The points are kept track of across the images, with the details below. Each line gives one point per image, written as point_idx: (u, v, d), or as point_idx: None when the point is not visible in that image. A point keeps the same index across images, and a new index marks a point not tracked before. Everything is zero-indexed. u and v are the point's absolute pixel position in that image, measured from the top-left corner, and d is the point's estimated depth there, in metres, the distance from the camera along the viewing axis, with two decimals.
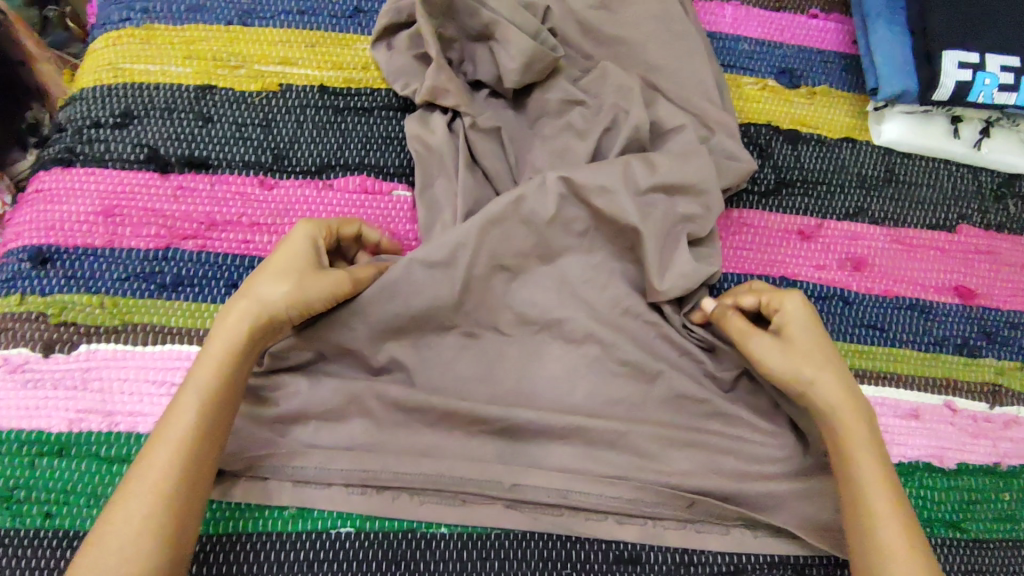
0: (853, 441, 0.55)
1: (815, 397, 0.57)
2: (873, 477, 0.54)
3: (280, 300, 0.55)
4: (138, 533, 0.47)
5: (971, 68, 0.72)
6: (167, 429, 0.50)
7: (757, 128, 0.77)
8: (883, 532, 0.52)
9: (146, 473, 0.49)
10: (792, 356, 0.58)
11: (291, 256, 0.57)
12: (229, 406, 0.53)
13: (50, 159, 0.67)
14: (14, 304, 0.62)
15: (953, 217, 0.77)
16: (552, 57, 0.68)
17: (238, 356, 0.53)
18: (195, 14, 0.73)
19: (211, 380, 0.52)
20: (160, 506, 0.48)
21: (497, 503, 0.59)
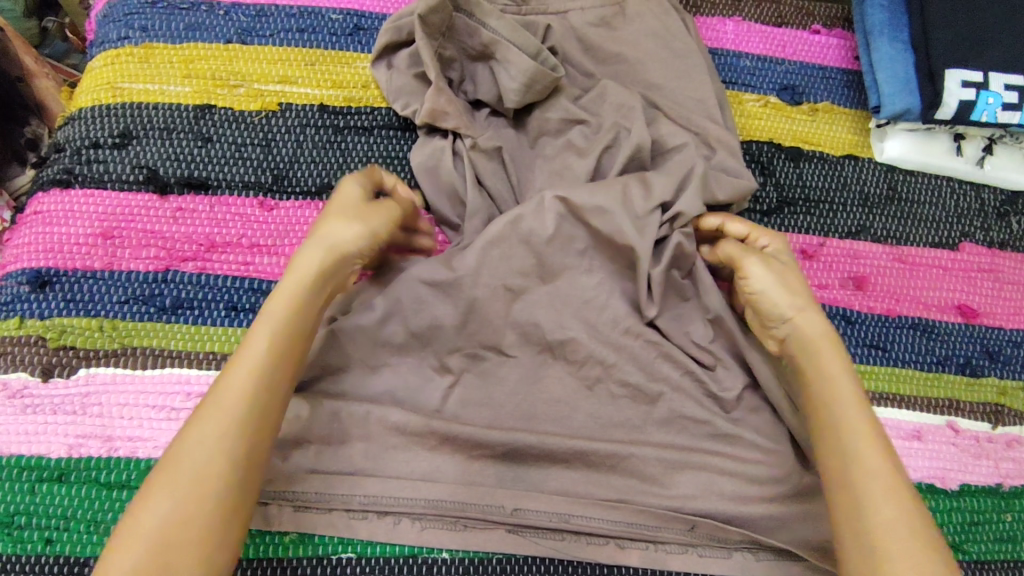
0: (828, 365, 0.56)
1: (797, 323, 0.59)
2: (851, 396, 0.55)
3: (349, 239, 0.56)
4: (210, 457, 0.47)
5: (974, 87, 0.72)
6: (240, 358, 0.50)
7: (758, 145, 0.77)
8: (858, 451, 0.52)
9: (223, 399, 0.48)
10: (783, 287, 0.60)
11: (357, 203, 0.59)
12: (303, 336, 0.53)
13: (48, 180, 0.67)
14: (14, 328, 0.62)
15: (955, 235, 0.76)
16: (553, 77, 0.67)
17: (313, 294, 0.54)
18: (193, 32, 0.72)
19: (280, 313, 0.52)
20: (230, 429, 0.48)
21: (499, 528, 0.59)
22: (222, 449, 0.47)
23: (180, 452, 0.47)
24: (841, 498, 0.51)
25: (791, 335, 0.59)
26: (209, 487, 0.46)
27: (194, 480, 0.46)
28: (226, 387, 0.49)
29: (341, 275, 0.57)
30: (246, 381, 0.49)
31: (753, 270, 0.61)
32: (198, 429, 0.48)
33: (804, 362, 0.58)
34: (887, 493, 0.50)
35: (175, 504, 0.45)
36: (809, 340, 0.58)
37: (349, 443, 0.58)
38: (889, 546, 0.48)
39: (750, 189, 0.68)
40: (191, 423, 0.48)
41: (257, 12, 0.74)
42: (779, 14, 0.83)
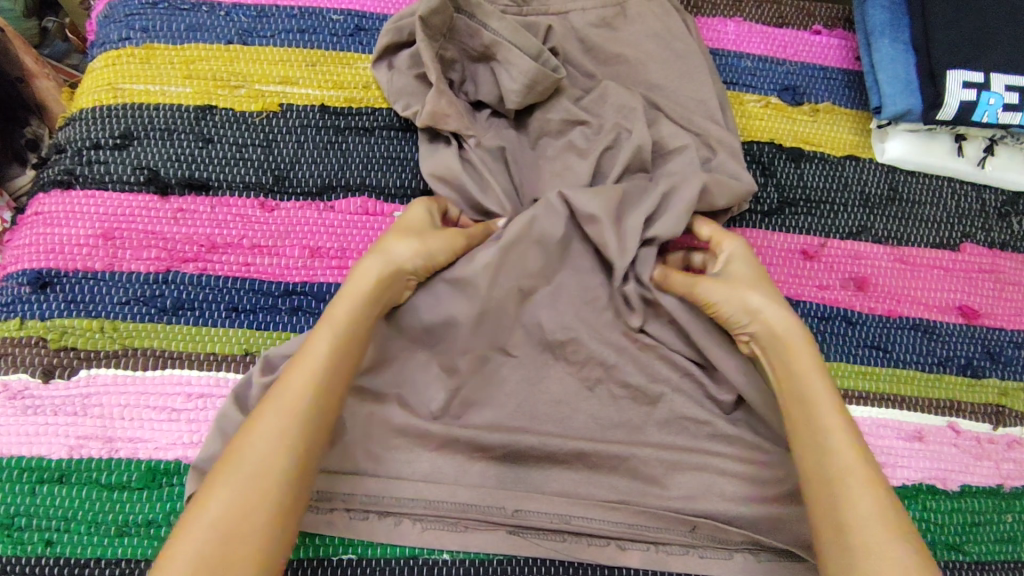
0: (796, 364, 0.55)
1: (762, 321, 0.57)
2: (821, 393, 0.53)
3: (406, 255, 0.57)
4: (275, 453, 0.46)
5: (976, 88, 0.72)
6: (303, 356, 0.51)
7: (759, 145, 0.77)
8: (831, 446, 0.51)
9: (287, 396, 0.49)
10: (736, 287, 0.59)
11: (416, 225, 0.60)
12: (361, 347, 0.54)
13: (49, 181, 0.67)
14: (14, 329, 0.62)
15: (956, 236, 0.76)
16: (554, 78, 0.67)
17: (373, 303, 0.55)
18: (194, 33, 0.72)
19: (344, 317, 0.53)
20: (294, 428, 0.48)
21: (500, 529, 0.59)
22: (285, 447, 0.47)
23: (245, 446, 0.46)
24: (819, 495, 0.50)
25: (758, 334, 0.58)
26: (271, 486, 0.46)
27: (256, 473, 0.45)
28: (291, 385, 0.49)
29: (395, 290, 0.58)
30: (313, 383, 0.49)
31: (704, 286, 0.60)
32: (263, 424, 0.47)
33: (774, 360, 0.56)
34: (862, 487, 0.48)
35: (236, 494, 0.44)
36: (776, 338, 0.56)
37: (349, 444, 0.58)
38: (866, 541, 0.46)
39: (747, 191, 0.67)
40: (256, 417, 0.48)
41: (258, 13, 0.74)
42: (781, 14, 0.83)
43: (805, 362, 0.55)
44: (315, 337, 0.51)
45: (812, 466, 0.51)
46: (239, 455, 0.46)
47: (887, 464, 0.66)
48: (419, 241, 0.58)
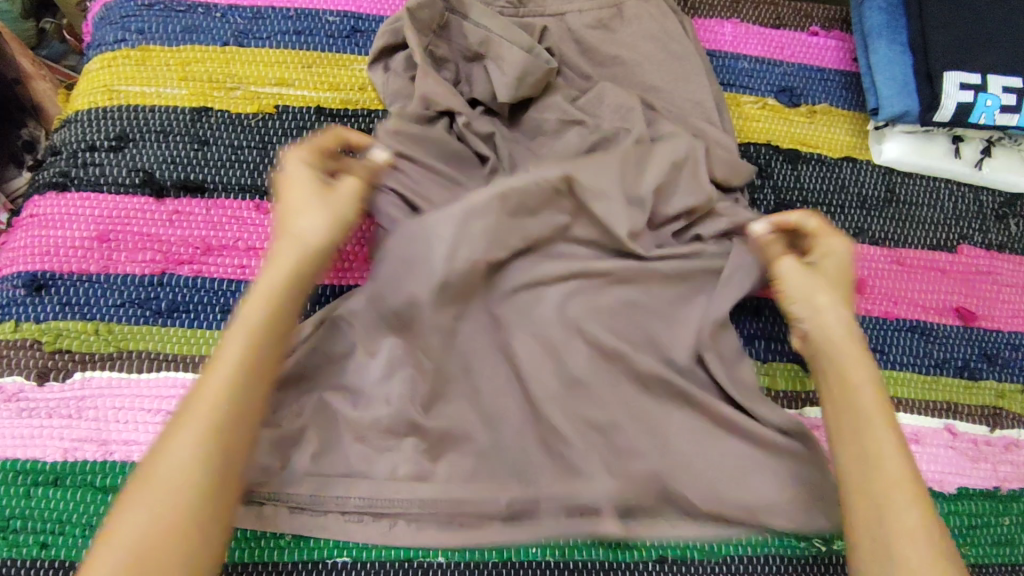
0: (850, 372, 0.56)
1: (818, 326, 0.58)
2: (872, 406, 0.54)
3: (315, 233, 0.56)
4: (190, 462, 0.46)
5: (973, 89, 0.72)
6: (218, 363, 0.50)
7: (756, 147, 0.77)
8: (880, 461, 0.52)
9: (199, 405, 0.48)
10: (816, 286, 0.59)
11: (312, 188, 0.57)
12: (284, 338, 0.53)
13: (44, 183, 0.67)
14: (9, 332, 0.62)
15: (953, 238, 0.76)
16: (546, 70, 0.67)
17: (289, 292, 0.54)
18: (190, 34, 0.72)
19: (256, 317, 0.52)
20: (210, 434, 0.47)
21: (495, 522, 0.57)
22: (202, 454, 0.47)
23: (162, 461, 0.46)
24: (860, 505, 0.51)
25: (814, 335, 0.59)
26: (191, 497, 0.46)
27: (174, 486, 0.45)
28: (205, 393, 0.49)
29: (318, 271, 0.57)
30: (228, 387, 0.49)
31: (788, 269, 0.61)
32: (179, 436, 0.47)
33: (826, 366, 0.57)
34: (908, 502, 0.50)
35: (153, 509, 0.45)
36: (831, 344, 0.58)
37: (345, 446, 0.58)
38: (907, 557, 0.48)
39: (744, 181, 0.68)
40: (174, 428, 0.48)
41: (253, 14, 0.74)
42: (778, 16, 0.83)
43: (860, 371, 0.56)
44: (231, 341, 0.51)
45: (855, 477, 0.52)
46: (156, 468, 0.46)
47: None
48: (327, 218, 0.56)
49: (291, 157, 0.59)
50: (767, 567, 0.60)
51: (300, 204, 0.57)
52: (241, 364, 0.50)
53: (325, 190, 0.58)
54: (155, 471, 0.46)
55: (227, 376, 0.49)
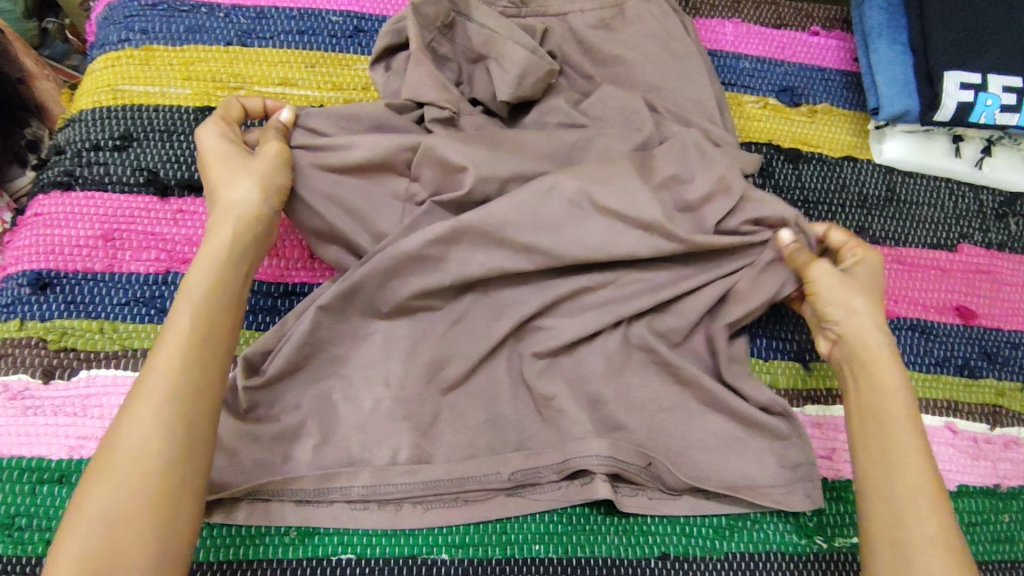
0: (879, 377, 0.57)
1: (849, 330, 0.60)
2: (900, 410, 0.55)
3: (246, 195, 0.56)
4: (148, 428, 0.46)
5: (973, 89, 0.72)
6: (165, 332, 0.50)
7: (757, 146, 0.77)
8: (900, 464, 0.53)
9: (150, 373, 0.48)
10: (847, 288, 0.60)
11: (234, 154, 0.59)
12: (229, 301, 0.53)
13: (49, 182, 0.67)
14: (14, 330, 0.62)
15: (954, 237, 0.77)
16: (547, 67, 0.67)
17: (230, 256, 0.54)
18: (194, 34, 0.73)
19: (202, 283, 0.52)
20: (164, 398, 0.47)
21: (498, 496, 0.59)
22: (158, 419, 0.46)
23: (121, 433, 0.46)
24: (878, 506, 0.52)
25: (846, 336, 0.60)
26: (149, 463, 0.45)
27: (133, 454, 0.45)
28: (156, 361, 0.49)
29: (255, 236, 0.57)
30: (175, 349, 0.49)
31: (817, 274, 0.61)
32: (136, 404, 0.47)
33: (857, 370, 0.58)
34: (926, 505, 0.51)
35: (116, 481, 0.44)
36: (862, 348, 0.59)
37: (348, 442, 0.58)
38: (921, 558, 0.48)
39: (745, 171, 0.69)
40: (129, 398, 0.48)
41: (257, 14, 0.74)
42: (778, 16, 0.83)
43: (890, 377, 0.57)
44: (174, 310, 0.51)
45: (876, 478, 0.53)
46: (116, 440, 0.46)
47: None
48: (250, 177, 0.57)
49: (216, 135, 0.60)
50: (769, 564, 0.60)
51: (224, 172, 0.58)
52: (189, 326, 0.50)
53: (246, 158, 0.59)
54: (114, 443, 0.46)
55: (174, 341, 0.49)
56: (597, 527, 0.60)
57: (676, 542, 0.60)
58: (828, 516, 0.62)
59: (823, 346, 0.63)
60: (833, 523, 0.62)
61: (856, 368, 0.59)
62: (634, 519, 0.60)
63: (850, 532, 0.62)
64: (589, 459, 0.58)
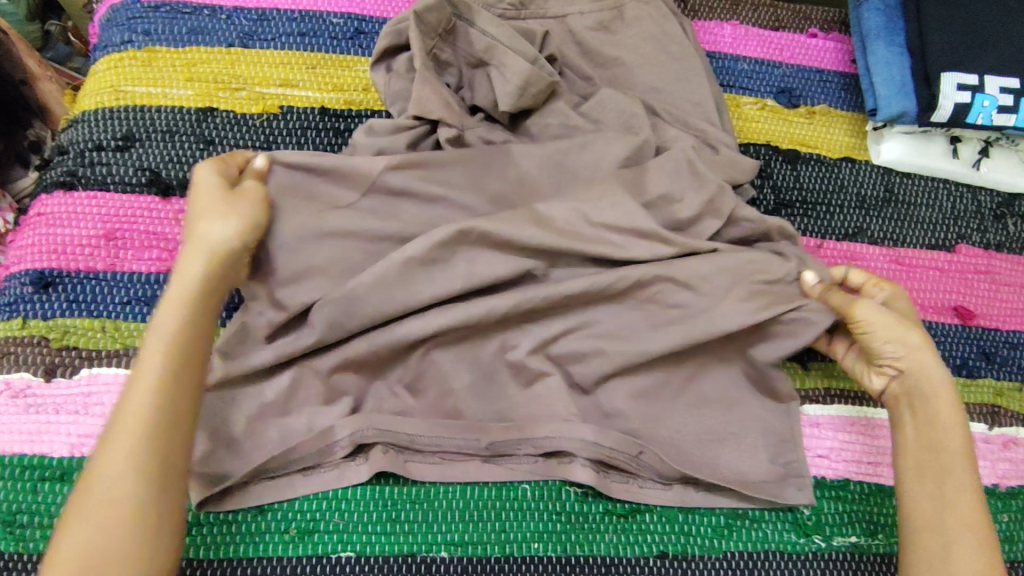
0: (939, 411, 0.57)
1: (909, 368, 0.58)
2: (955, 445, 0.56)
3: (226, 233, 0.55)
4: (122, 474, 0.47)
5: (971, 90, 0.73)
6: (140, 371, 0.50)
7: (756, 147, 0.77)
8: (952, 503, 0.54)
9: (124, 416, 0.49)
10: (900, 324, 0.58)
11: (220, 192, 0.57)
12: (204, 337, 0.53)
13: (51, 182, 0.67)
14: (16, 328, 0.62)
15: (952, 237, 0.77)
16: (548, 79, 0.67)
17: (204, 292, 0.54)
18: (196, 36, 0.73)
19: (175, 323, 0.52)
20: (141, 444, 0.48)
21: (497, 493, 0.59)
22: (133, 466, 0.47)
23: (94, 476, 0.47)
24: (929, 541, 0.53)
25: (907, 373, 0.58)
26: (124, 508, 0.46)
27: (107, 500, 0.46)
28: (129, 405, 0.49)
29: (234, 270, 0.56)
30: (150, 394, 0.49)
31: (867, 313, 0.58)
32: (107, 448, 0.48)
33: (916, 402, 0.58)
34: (974, 540, 0.53)
35: (91, 523, 0.46)
36: (926, 382, 0.58)
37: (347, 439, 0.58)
38: None
39: (743, 172, 0.69)
40: (106, 435, 0.49)
41: (259, 16, 0.75)
42: (777, 18, 0.84)
43: (948, 411, 0.57)
44: (150, 349, 0.51)
45: (926, 513, 0.55)
46: (89, 478, 0.47)
47: (882, 464, 0.65)
48: (240, 223, 0.56)
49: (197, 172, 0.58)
50: (768, 564, 0.60)
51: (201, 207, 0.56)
52: (163, 368, 0.50)
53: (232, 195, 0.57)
54: (88, 479, 0.48)
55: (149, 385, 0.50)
56: (597, 525, 0.60)
57: (675, 541, 0.60)
58: (826, 515, 0.63)
59: (877, 382, 0.62)
60: (832, 523, 0.62)
61: (916, 403, 0.58)
62: (632, 518, 0.61)
63: (849, 531, 0.62)
64: (573, 442, 0.59)
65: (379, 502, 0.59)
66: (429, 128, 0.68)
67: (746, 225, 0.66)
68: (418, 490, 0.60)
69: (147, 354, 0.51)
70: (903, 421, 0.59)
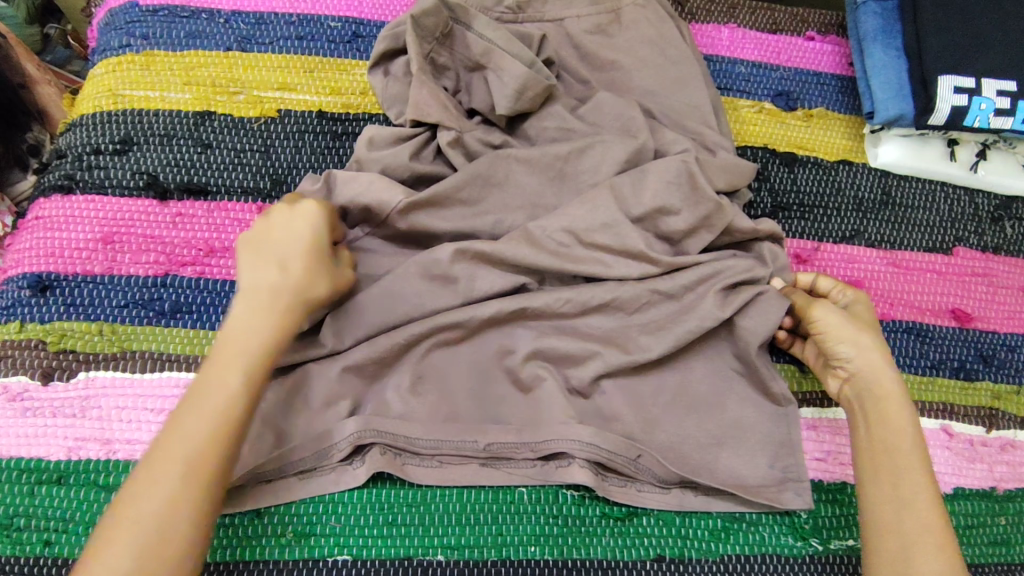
0: (892, 413, 0.57)
1: (861, 369, 0.59)
2: (910, 445, 0.56)
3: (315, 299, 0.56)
4: (179, 507, 0.47)
5: (967, 93, 0.73)
6: (207, 402, 0.50)
7: (753, 150, 0.77)
8: (912, 503, 0.53)
9: (190, 447, 0.49)
10: (852, 325, 0.60)
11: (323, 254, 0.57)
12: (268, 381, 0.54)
13: (50, 185, 0.68)
14: (14, 332, 0.63)
15: (949, 240, 0.77)
16: (545, 83, 0.67)
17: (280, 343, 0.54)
18: (194, 39, 0.73)
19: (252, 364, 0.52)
20: (202, 480, 0.48)
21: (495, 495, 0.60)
22: (190, 504, 0.48)
23: (143, 501, 0.47)
24: (889, 541, 0.52)
25: (857, 375, 0.60)
26: (178, 540, 0.47)
27: (160, 530, 0.46)
28: (193, 436, 0.49)
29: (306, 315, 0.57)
30: (220, 434, 0.50)
31: (821, 313, 0.61)
32: (164, 473, 0.48)
33: (868, 405, 0.58)
34: (934, 539, 0.52)
35: (140, 556, 0.45)
36: (877, 384, 0.59)
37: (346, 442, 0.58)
38: None
39: (741, 175, 0.69)
40: (165, 462, 0.48)
41: (257, 20, 0.75)
42: (774, 21, 0.84)
43: (902, 413, 0.57)
44: (224, 378, 0.51)
45: (885, 512, 0.54)
46: (141, 502, 0.47)
47: None
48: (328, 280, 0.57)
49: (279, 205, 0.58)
50: (765, 566, 0.61)
51: (294, 249, 0.56)
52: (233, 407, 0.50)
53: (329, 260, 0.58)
54: (136, 503, 0.47)
55: (215, 420, 0.50)
56: (594, 528, 0.60)
57: (671, 544, 0.60)
58: (824, 519, 0.63)
59: (831, 385, 0.63)
60: (830, 526, 0.62)
61: (868, 406, 0.58)
62: (629, 521, 0.61)
63: (848, 534, 0.62)
64: (571, 443, 0.58)
65: (376, 505, 0.59)
66: (430, 134, 0.68)
67: (743, 228, 0.66)
68: (415, 493, 0.60)
69: (216, 384, 0.51)
70: (858, 426, 0.59)
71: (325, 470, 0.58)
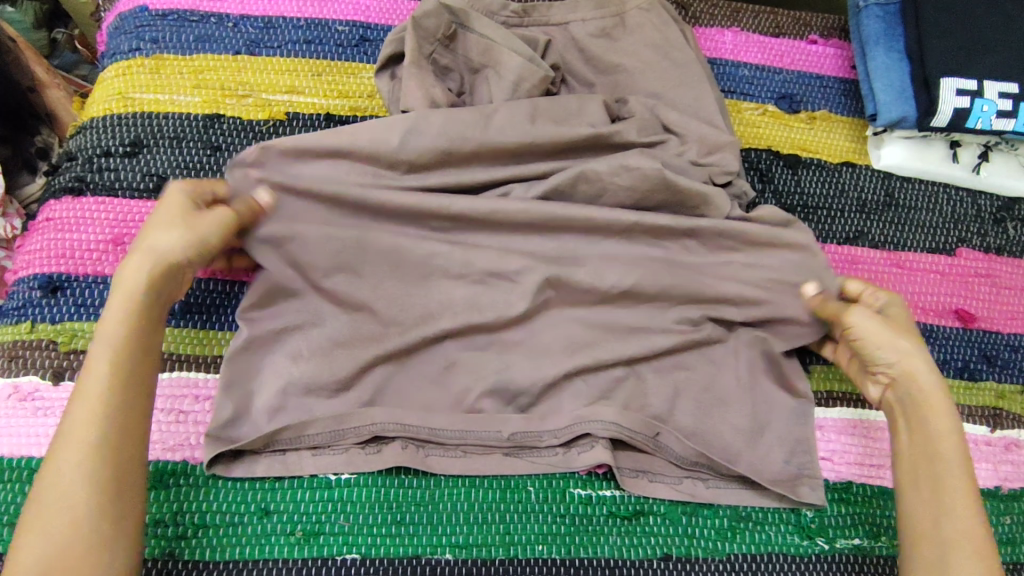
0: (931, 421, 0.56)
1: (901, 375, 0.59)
2: (951, 452, 0.55)
3: (168, 247, 0.54)
4: (73, 485, 0.46)
5: (970, 94, 0.73)
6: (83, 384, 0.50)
7: (757, 153, 0.78)
8: (951, 514, 0.53)
9: (69, 429, 0.48)
10: (889, 330, 0.59)
11: (177, 209, 0.56)
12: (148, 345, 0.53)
13: (60, 188, 0.68)
14: (24, 332, 0.63)
15: (953, 241, 0.77)
16: (540, 72, 0.68)
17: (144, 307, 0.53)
18: (203, 44, 0.74)
19: (116, 332, 0.52)
20: (86, 454, 0.47)
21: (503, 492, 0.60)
22: (79, 486, 0.47)
23: (42, 491, 0.47)
24: (927, 551, 0.52)
25: (896, 377, 0.59)
26: (76, 518, 0.46)
27: (64, 513, 0.46)
28: (72, 417, 0.49)
29: (173, 283, 0.56)
30: (94, 402, 0.49)
31: (856, 321, 0.60)
32: (53, 462, 0.47)
33: (910, 413, 0.58)
34: (971, 549, 0.51)
35: (46, 542, 0.45)
36: (920, 391, 0.58)
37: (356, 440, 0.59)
38: None
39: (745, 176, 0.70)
40: (42, 474, 0.47)
41: (265, 24, 0.76)
42: (776, 24, 0.84)
43: (942, 420, 0.56)
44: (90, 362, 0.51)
45: (924, 523, 0.53)
46: (47, 494, 0.46)
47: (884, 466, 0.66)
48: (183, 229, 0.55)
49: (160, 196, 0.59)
50: (772, 565, 0.61)
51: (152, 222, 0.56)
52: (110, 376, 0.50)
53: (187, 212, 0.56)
54: (39, 497, 0.47)
55: (92, 396, 0.49)
56: (601, 527, 0.60)
57: (678, 543, 0.60)
58: (831, 518, 0.63)
59: (872, 390, 0.62)
60: (835, 525, 0.63)
61: (909, 413, 0.58)
62: (635, 520, 0.61)
63: (853, 533, 0.63)
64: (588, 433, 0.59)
65: (384, 504, 0.59)
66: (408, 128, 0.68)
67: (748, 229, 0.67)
68: (423, 492, 0.60)
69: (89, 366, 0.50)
70: (900, 432, 0.58)
71: (336, 469, 0.59)
